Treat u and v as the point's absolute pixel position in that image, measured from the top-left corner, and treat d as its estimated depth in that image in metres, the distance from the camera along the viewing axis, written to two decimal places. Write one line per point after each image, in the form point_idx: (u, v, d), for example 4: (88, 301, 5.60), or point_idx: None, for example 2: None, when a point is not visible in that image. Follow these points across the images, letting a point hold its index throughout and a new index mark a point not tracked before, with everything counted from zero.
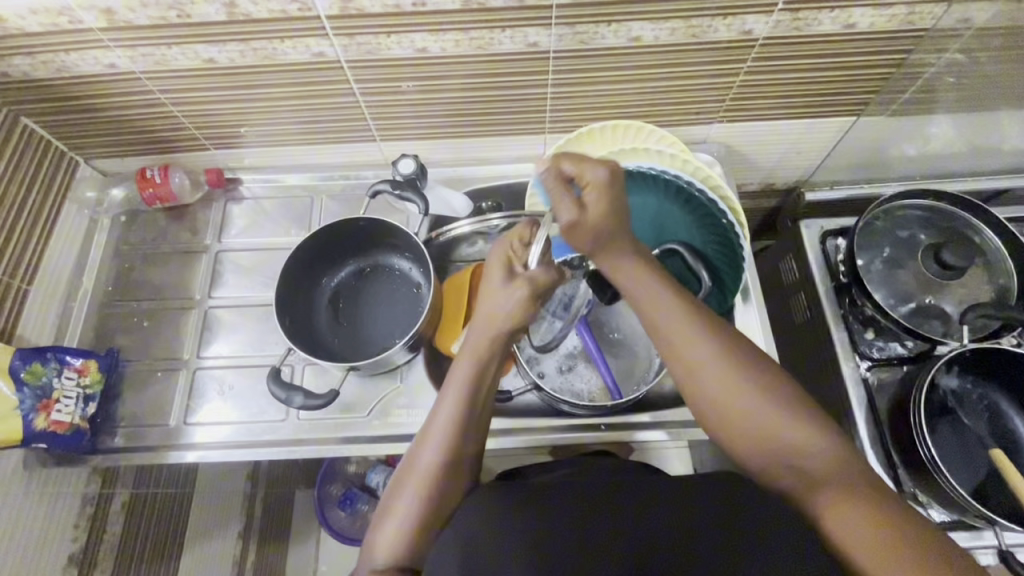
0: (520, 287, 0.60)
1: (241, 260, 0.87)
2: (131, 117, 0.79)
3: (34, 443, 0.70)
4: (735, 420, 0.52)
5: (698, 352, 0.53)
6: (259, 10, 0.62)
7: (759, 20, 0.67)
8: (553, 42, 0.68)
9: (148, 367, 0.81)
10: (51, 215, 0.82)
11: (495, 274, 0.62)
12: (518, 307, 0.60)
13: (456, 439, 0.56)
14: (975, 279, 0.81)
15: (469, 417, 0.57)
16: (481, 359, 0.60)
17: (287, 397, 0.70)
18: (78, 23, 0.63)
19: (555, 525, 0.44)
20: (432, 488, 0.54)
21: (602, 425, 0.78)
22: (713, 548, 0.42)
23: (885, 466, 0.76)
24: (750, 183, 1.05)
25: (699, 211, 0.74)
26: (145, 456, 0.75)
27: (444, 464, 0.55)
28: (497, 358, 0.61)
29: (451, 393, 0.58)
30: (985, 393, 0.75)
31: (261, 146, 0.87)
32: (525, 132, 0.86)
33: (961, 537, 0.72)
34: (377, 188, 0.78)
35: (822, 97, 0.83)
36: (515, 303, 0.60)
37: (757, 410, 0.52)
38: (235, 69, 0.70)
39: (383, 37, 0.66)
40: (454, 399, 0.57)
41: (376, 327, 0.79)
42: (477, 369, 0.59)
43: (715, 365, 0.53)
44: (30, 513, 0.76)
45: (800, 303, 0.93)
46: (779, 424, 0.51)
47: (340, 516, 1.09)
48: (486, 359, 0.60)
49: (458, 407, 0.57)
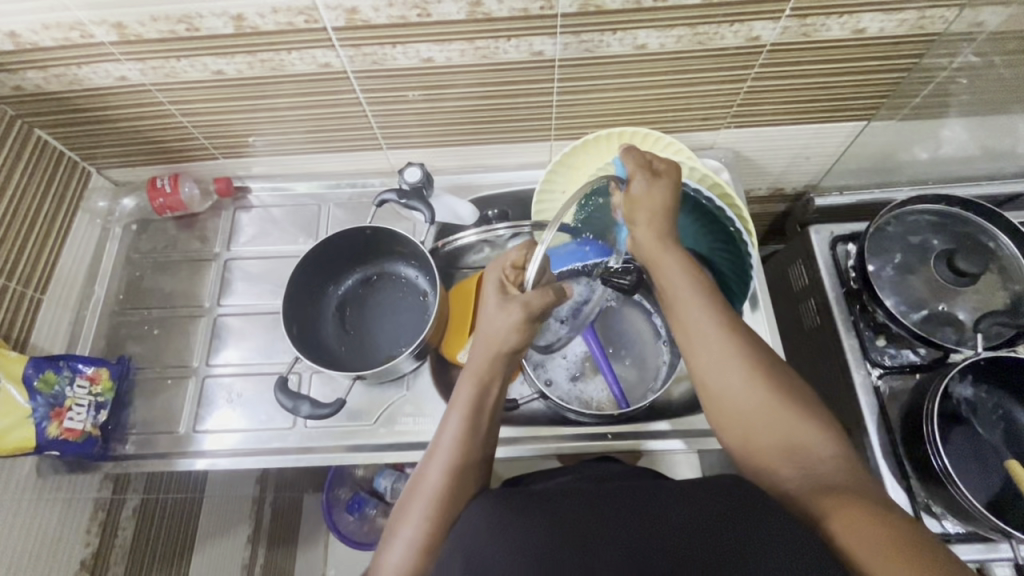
0: (514, 312, 0.60)
1: (249, 268, 0.88)
2: (141, 128, 0.80)
3: (47, 451, 0.71)
4: (735, 409, 0.54)
5: (713, 359, 0.55)
6: (267, 23, 0.63)
7: (767, 26, 0.67)
8: (558, 51, 0.68)
9: (158, 375, 0.82)
10: (64, 225, 0.83)
11: (490, 296, 0.63)
12: (511, 330, 0.60)
13: (464, 455, 0.57)
14: (990, 285, 0.79)
15: (477, 430, 0.59)
16: (486, 380, 0.61)
17: (294, 406, 0.71)
18: (90, 37, 0.64)
19: (562, 535, 0.44)
20: (444, 500, 0.55)
21: (608, 433, 0.77)
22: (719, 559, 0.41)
23: (897, 477, 0.75)
24: (758, 189, 1.05)
25: (705, 219, 0.74)
26: (156, 463, 0.76)
27: (454, 478, 0.56)
28: (498, 382, 0.61)
29: (458, 409, 0.59)
30: (999, 402, 0.73)
31: (269, 154, 0.87)
32: (531, 139, 0.86)
33: (974, 549, 0.70)
34: (384, 198, 0.78)
35: (831, 102, 0.82)
36: (508, 326, 0.60)
37: (766, 419, 0.52)
38: (244, 80, 0.71)
39: (389, 48, 0.67)
40: (462, 413, 0.59)
41: (382, 335, 0.80)
42: (483, 388, 0.60)
43: (727, 373, 0.54)
44: (43, 519, 0.77)
45: (809, 309, 0.92)
46: (776, 419, 0.52)
47: (349, 520, 1.09)
48: (488, 381, 0.61)
49: (467, 422, 0.58)
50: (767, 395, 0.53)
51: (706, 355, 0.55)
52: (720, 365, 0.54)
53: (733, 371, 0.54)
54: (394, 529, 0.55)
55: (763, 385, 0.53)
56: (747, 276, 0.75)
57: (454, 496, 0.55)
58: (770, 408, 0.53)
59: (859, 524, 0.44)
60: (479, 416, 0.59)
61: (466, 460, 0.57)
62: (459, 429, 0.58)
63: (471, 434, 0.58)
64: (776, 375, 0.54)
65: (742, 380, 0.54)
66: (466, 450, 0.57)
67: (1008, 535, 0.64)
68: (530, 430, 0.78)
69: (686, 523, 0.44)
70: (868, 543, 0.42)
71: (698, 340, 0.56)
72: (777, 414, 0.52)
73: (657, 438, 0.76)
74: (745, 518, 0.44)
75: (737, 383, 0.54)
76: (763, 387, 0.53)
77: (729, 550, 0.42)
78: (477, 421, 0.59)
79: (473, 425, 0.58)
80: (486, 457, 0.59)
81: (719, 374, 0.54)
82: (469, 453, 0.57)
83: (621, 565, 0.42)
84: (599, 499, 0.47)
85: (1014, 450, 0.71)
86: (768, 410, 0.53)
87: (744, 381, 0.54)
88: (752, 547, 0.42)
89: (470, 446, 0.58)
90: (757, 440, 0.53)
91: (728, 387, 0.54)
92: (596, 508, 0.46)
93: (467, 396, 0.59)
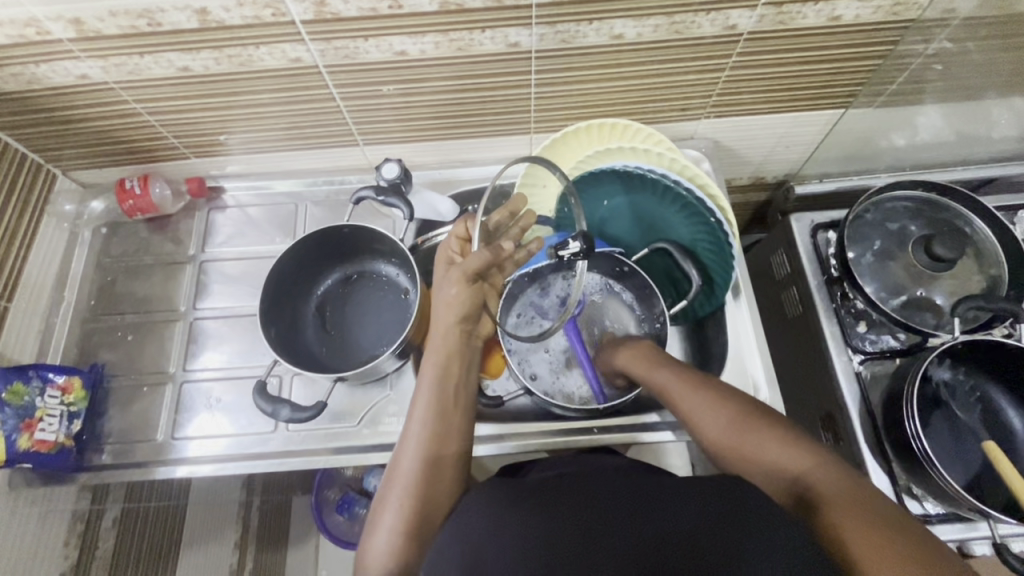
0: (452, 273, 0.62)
1: (227, 270, 0.86)
2: (106, 128, 0.78)
3: (18, 463, 0.69)
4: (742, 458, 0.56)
5: (698, 412, 0.60)
6: (233, 16, 0.61)
7: (743, 15, 0.66)
8: (534, 42, 0.67)
9: (134, 383, 0.80)
10: (30, 229, 0.80)
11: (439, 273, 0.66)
12: (459, 297, 0.62)
13: (434, 437, 0.58)
14: (966, 270, 0.80)
15: (444, 413, 0.60)
16: (447, 362, 0.62)
17: (273, 410, 0.69)
18: (46, 34, 0.62)
19: (557, 531, 0.43)
20: (418, 483, 0.55)
21: (594, 427, 0.75)
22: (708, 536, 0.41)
23: (879, 460, 0.75)
24: (739, 178, 1.05)
25: (687, 209, 0.74)
26: (134, 472, 0.74)
27: (427, 461, 0.56)
28: (461, 362, 0.63)
29: (425, 393, 0.60)
30: (976, 384, 0.75)
31: (243, 153, 0.85)
32: (511, 132, 0.85)
33: (954, 529, 0.71)
34: (361, 195, 0.77)
35: (809, 89, 0.82)
36: (452, 292, 0.62)
37: (752, 448, 0.55)
38: (212, 76, 0.69)
39: (361, 41, 0.65)
40: (428, 397, 0.60)
41: (363, 335, 0.79)
42: (444, 368, 0.62)
43: (713, 423, 0.59)
44: (17, 533, 0.75)
45: (791, 297, 0.92)
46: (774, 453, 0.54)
47: (339, 520, 1.08)
48: (450, 361, 0.62)
49: (432, 406, 0.60)
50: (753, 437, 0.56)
51: (691, 407, 0.61)
52: (705, 418, 0.59)
53: (718, 418, 0.59)
54: (376, 524, 0.55)
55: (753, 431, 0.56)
56: (729, 268, 0.75)
57: (430, 480, 0.56)
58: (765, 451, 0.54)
59: (850, 525, 0.46)
60: (446, 398, 0.60)
61: (437, 446, 0.58)
62: (427, 414, 0.59)
63: (442, 417, 0.59)
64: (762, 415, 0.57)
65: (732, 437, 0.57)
66: (437, 433, 0.58)
67: (987, 515, 0.65)
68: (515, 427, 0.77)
69: (683, 518, 0.43)
70: (874, 547, 0.44)
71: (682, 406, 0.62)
72: (757, 440, 0.55)
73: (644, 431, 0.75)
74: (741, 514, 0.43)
75: (719, 427, 0.58)
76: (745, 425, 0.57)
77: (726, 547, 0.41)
78: (443, 403, 0.60)
79: (439, 408, 0.60)
80: (461, 438, 0.60)
81: (708, 428, 0.59)
82: (439, 436, 0.58)
83: (617, 564, 0.41)
84: (594, 493, 0.46)
85: (991, 431, 0.73)
86: (754, 441, 0.55)
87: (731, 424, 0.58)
88: (749, 543, 0.41)
89: (439, 430, 0.59)
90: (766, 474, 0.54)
91: (716, 434, 0.58)
92: (590, 503, 0.45)
93: (430, 378, 0.61)
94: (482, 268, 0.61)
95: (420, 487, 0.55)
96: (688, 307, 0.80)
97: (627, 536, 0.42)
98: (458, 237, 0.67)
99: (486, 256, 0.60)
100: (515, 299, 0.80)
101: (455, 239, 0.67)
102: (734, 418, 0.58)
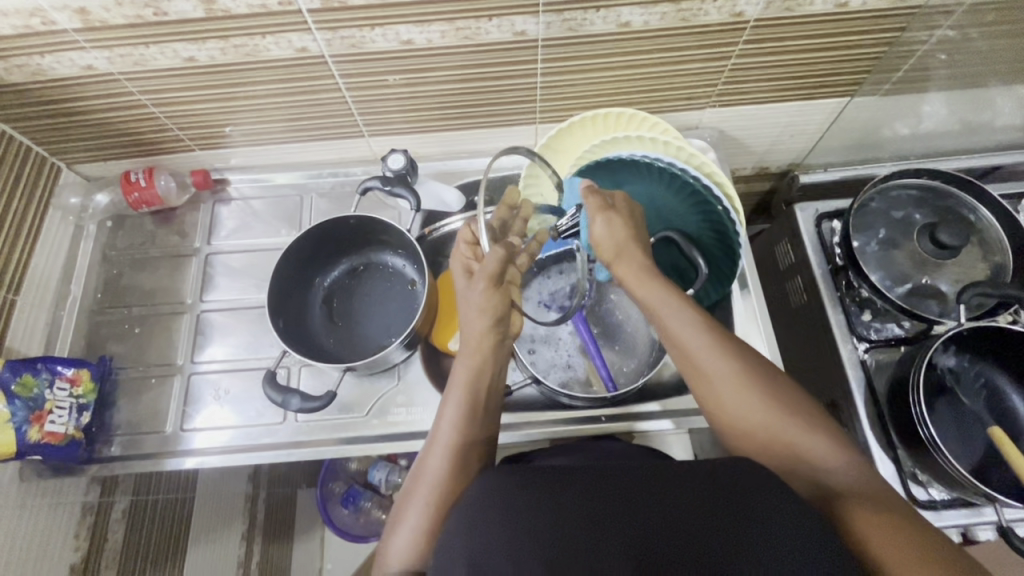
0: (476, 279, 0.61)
1: (232, 262, 0.86)
2: (110, 119, 0.77)
3: (28, 455, 0.69)
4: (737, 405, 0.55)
5: (725, 395, 0.56)
6: (238, 6, 0.61)
7: (750, 2, 0.66)
8: (541, 30, 0.67)
9: (142, 375, 0.80)
10: (35, 222, 0.80)
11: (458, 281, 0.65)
12: (486, 301, 0.60)
13: (461, 437, 0.58)
14: (970, 257, 0.80)
15: (474, 415, 0.59)
16: (479, 367, 0.61)
17: (284, 400, 0.70)
18: (52, 24, 0.61)
19: (570, 516, 0.42)
20: (443, 485, 0.55)
21: (602, 416, 0.76)
22: (722, 519, 0.41)
23: (885, 448, 0.76)
24: (743, 168, 1.05)
25: (693, 195, 0.73)
26: (144, 463, 0.75)
27: (453, 463, 0.56)
28: (493, 364, 0.62)
29: (454, 396, 0.60)
30: (981, 371, 0.75)
31: (247, 144, 0.85)
32: (516, 122, 0.85)
33: (959, 515, 0.72)
34: (368, 185, 0.77)
35: (815, 77, 0.82)
36: (481, 300, 0.60)
37: (774, 431, 0.54)
38: (217, 67, 0.69)
39: (368, 30, 0.65)
40: (458, 400, 0.59)
41: (372, 326, 0.79)
42: (476, 371, 0.61)
43: (734, 389, 0.55)
44: (30, 526, 0.75)
45: (796, 287, 0.92)
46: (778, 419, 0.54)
47: (344, 513, 1.09)
48: (481, 367, 0.61)
49: (463, 409, 0.59)
50: (738, 374, 0.56)
51: (715, 372, 0.56)
52: (727, 382, 0.56)
53: (738, 390, 0.55)
54: (398, 522, 0.55)
55: (767, 389, 0.55)
56: (736, 258, 0.75)
57: (455, 481, 0.56)
58: (761, 410, 0.54)
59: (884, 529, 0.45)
60: (474, 399, 0.60)
61: (464, 447, 0.58)
62: (456, 417, 0.59)
63: (469, 417, 0.59)
64: (780, 386, 0.56)
65: (715, 364, 0.56)
66: (463, 432, 0.58)
67: (993, 499, 0.65)
68: (523, 416, 0.77)
69: (688, 508, 0.42)
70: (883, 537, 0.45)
71: (707, 374, 0.56)
72: (753, 399, 0.55)
73: (650, 419, 0.75)
74: (748, 504, 0.42)
75: (739, 404, 0.55)
76: (769, 398, 0.55)
77: (734, 541, 0.40)
78: (471, 406, 0.59)
79: (468, 410, 0.59)
80: (487, 436, 0.60)
81: (721, 384, 0.56)
82: (467, 435, 0.58)
83: (636, 556, 0.40)
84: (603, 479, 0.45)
85: (997, 417, 0.73)
86: (772, 423, 0.54)
87: (745, 397, 0.55)
88: (759, 532, 0.40)
89: (466, 429, 0.58)
90: (762, 438, 0.54)
91: (737, 410, 0.55)
92: (600, 487, 0.44)
93: (463, 381, 0.60)
94: (502, 266, 0.60)
95: (446, 488, 0.55)
96: (695, 295, 0.79)
97: (640, 530, 0.41)
98: (468, 242, 0.67)
99: (499, 252, 0.59)
100: (526, 287, 0.82)
101: (465, 244, 0.66)
102: (754, 389, 0.55)
